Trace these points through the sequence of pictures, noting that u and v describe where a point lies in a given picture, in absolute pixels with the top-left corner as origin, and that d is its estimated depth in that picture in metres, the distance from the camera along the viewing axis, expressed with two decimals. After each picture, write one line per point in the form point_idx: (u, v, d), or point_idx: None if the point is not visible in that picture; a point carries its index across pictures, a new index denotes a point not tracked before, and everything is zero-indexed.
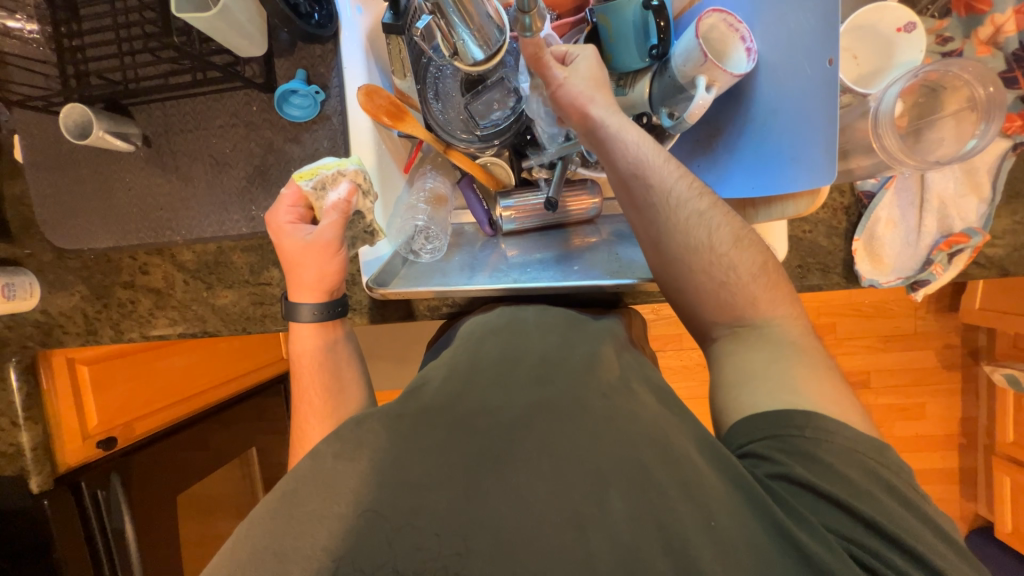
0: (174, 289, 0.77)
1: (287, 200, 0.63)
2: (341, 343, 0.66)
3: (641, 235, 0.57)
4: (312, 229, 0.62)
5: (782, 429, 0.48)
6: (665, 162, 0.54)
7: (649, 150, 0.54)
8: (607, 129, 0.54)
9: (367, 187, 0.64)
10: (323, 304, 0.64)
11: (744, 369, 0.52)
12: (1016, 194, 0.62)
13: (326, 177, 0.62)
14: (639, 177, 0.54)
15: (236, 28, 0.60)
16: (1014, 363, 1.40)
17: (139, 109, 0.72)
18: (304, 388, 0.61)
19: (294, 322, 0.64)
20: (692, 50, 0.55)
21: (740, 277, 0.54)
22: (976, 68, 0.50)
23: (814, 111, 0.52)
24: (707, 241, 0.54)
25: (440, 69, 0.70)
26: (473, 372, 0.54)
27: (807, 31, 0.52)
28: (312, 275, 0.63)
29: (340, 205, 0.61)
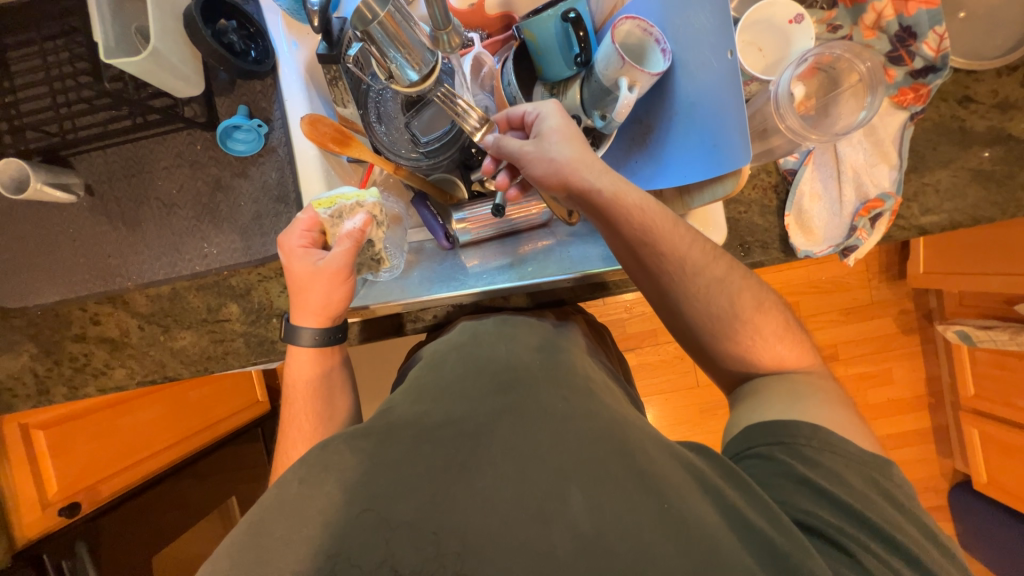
0: (129, 337, 0.75)
1: (302, 225, 0.63)
2: (336, 368, 0.68)
3: (643, 284, 0.60)
4: (324, 254, 0.63)
5: (774, 423, 0.52)
6: (663, 217, 0.56)
7: (643, 207, 0.55)
8: (595, 191, 0.55)
9: (382, 219, 0.66)
10: (324, 329, 0.65)
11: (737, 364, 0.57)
12: (921, 160, 0.68)
13: (345, 207, 0.63)
14: (633, 231, 0.56)
15: (170, 69, 0.61)
16: (962, 320, 1.49)
17: (79, 159, 0.71)
18: (295, 414, 0.64)
19: (293, 345, 0.65)
20: (611, 55, 0.59)
21: (743, 311, 0.57)
22: (856, 48, 0.56)
23: (726, 99, 0.56)
24: (707, 287, 0.57)
25: (380, 92, 0.71)
26: (448, 387, 0.56)
27: (708, 29, 0.57)
28: (319, 300, 0.63)
29: (354, 234, 0.62)
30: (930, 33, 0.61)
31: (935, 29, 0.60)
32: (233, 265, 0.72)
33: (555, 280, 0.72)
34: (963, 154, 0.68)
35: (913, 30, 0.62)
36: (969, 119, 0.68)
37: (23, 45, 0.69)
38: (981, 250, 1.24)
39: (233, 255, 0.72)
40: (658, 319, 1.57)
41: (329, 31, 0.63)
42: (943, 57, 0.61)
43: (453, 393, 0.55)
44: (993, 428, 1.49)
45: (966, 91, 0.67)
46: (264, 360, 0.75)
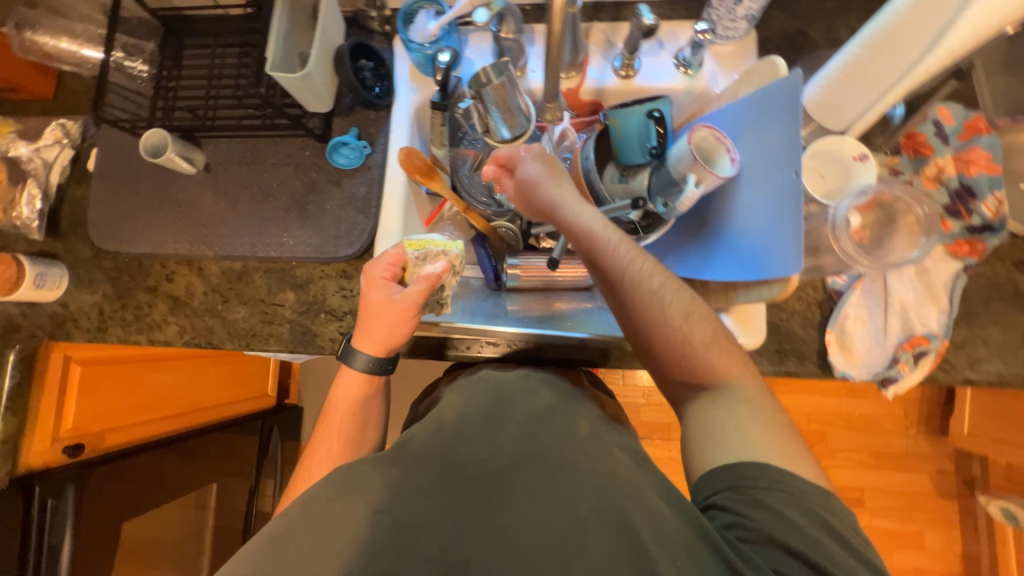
0: (192, 299, 0.81)
1: (388, 258, 0.69)
2: (376, 398, 0.74)
3: (617, 314, 0.63)
4: (399, 289, 0.68)
5: (746, 478, 0.52)
6: (624, 249, 0.59)
7: (610, 239, 0.60)
8: (569, 224, 0.62)
9: (458, 269, 0.71)
10: (377, 357, 0.70)
11: (717, 424, 0.57)
12: (973, 310, 0.69)
13: (431, 252, 0.70)
14: (598, 266, 0.61)
15: (313, 89, 0.72)
16: (1006, 496, 1.36)
17: (208, 142, 0.84)
18: (330, 432, 0.71)
19: (346, 365, 0.71)
20: (685, 153, 0.66)
21: (696, 346, 0.59)
22: (914, 193, 0.61)
23: (785, 212, 0.58)
24: (665, 316, 0.59)
25: (473, 142, 0.81)
26: (468, 432, 0.58)
27: (778, 147, 0.61)
28: (382, 330, 0.68)
29: (430, 278, 0.67)
30: (989, 196, 0.65)
31: (993, 192, 0.65)
32: (303, 257, 0.79)
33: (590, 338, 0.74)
34: (1015, 314, 0.68)
35: (972, 189, 0.66)
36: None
37: (199, 48, 0.84)
38: None
39: (306, 248, 0.79)
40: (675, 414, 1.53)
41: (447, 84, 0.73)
42: (1001, 219, 0.64)
43: (477, 438, 0.57)
44: None
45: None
46: (301, 350, 0.78)
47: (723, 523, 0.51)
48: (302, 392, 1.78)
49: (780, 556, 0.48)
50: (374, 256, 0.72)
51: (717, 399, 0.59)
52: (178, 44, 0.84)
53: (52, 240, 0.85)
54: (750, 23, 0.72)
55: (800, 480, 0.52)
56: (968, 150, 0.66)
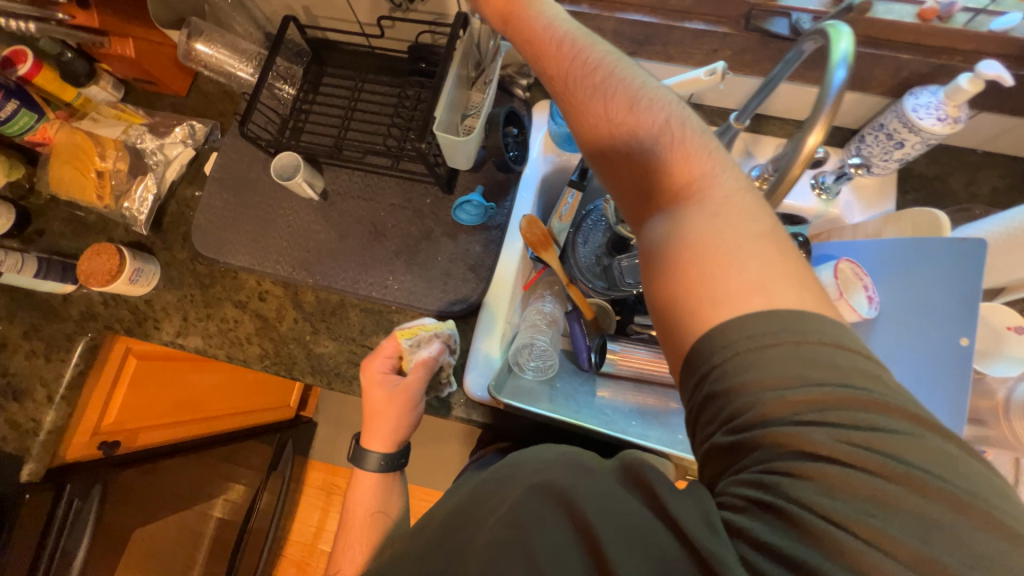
0: (281, 323, 0.79)
1: (385, 351, 0.69)
2: (394, 494, 0.69)
3: (631, 194, 0.47)
4: (398, 378, 0.68)
5: (770, 341, 0.36)
6: (642, 111, 0.46)
7: (625, 98, 0.47)
8: (581, 74, 0.50)
9: (453, 348, 0.73)
10: (389, 454, 0.68)
11: (676, 279, 0.41)
12: None
13: (423, 336, 0.70)
14: (608, 131, 0.47)
15: (466, 151, 0.71)
16: None
17: (330, 169, 0.84)
18: (351, 541, 0.64)
19: (358, 469, 0.68)
20: (826, 287, 0.63)
21: (747, 237, 0.40)
22: None
23: (942, 376, 0.56)
24: (695, 191, 0.42)
25: (596, 223, 0.81)
26: (480, 487, 0.45)
27: (937, 304, 0.59)
28: (388, 426, 0.67)
29: (427, 361, 0.68)
30: None
31: None
32: (404, 304, 0.77)
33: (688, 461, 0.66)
34: None
35: None
36: None
37: (340, 77, 0.85)
38: None
39: (409, 296, 0.77)
40: None
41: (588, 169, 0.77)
42: None
43: (469, 533, 0.41)
44: None
45: None
46: None
47: (790, 479, 0.34)
48: (321, 406, 1.72)
49: (882, 491, 0.33)
50: (369, 354, 0.72)
51: (679, 214, 0.42)
52: (321, 70, 0.85)
53: (154, 235, 0.84)
54: (899, 164, 0.73)
55: (886, 425, 0.34)
56: None
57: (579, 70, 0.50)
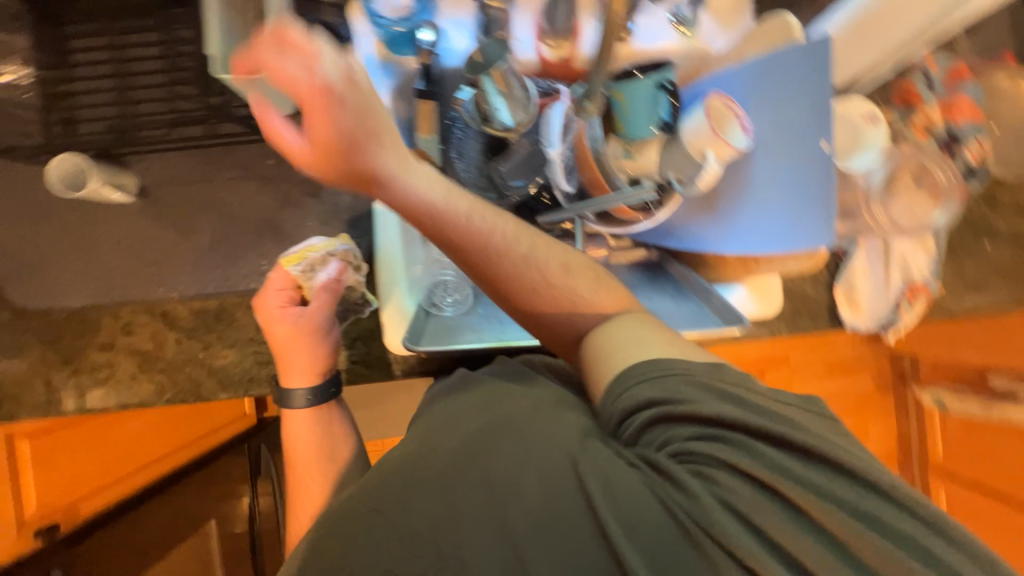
0: (164, 350, 0.69)
1: (277, 285, 0.64)
2: (335, 422, 0.68)
3: (483, 264, 0.49)
4: (301, 309, 0.64)
5: (677, 343, 0.50)
6: (447, 197, 0.46)
7: (433, 189, 0.45)
8: (387, 174, 0.43)
9: (357, 262, 0.69)
10: (314, 385, 0.66)
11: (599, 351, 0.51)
12: (952, 249, 0.76)
13: (315, 259, 0.65)
14: (427, 213, 0.45)
15: (273, 89, 0.57)
16: (937, 384, 1.59)
17: (136, 160, 0.68)
18: (300, 478, 0.64)
19: (288, 407, 0.66)
20: (702, 127, 0.63)
21: (584, 297, 0.52)
22: (933, 159, 0.65)
23: (817, 185, 0.58)
24: (541, 275, 0.51)
25: (463, 130, 0.68)
26: (428, 426, 0.51)
27: (797, 116, 0.60)
28: (302, 361, 0.64)
29: (330, 285, 0.64)
30: (974, 143, 0.68)
31: (978, 139, 0.68)
32: None
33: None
34: (986, 249, 0.76)
35: (958, 138, 0.68)
36: (994, 218, 0.76)
37: (91, 34, 0.66)
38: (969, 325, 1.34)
39: None
40: None
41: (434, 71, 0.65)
42: (983, 164, 0.68)
43: (423, 465, 0.45)
44: (960, 488, 1.59)
45: (993, 193, 0.75)
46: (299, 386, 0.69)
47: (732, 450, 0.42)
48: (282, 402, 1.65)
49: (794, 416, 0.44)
50: (261, 290, 0.66)
51: (619, 320, 0.51)
52: (60, 33, 0.66)
53: None
54: None
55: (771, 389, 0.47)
56: (954, 99, 0.68)
57: (415, 211, 0.45)
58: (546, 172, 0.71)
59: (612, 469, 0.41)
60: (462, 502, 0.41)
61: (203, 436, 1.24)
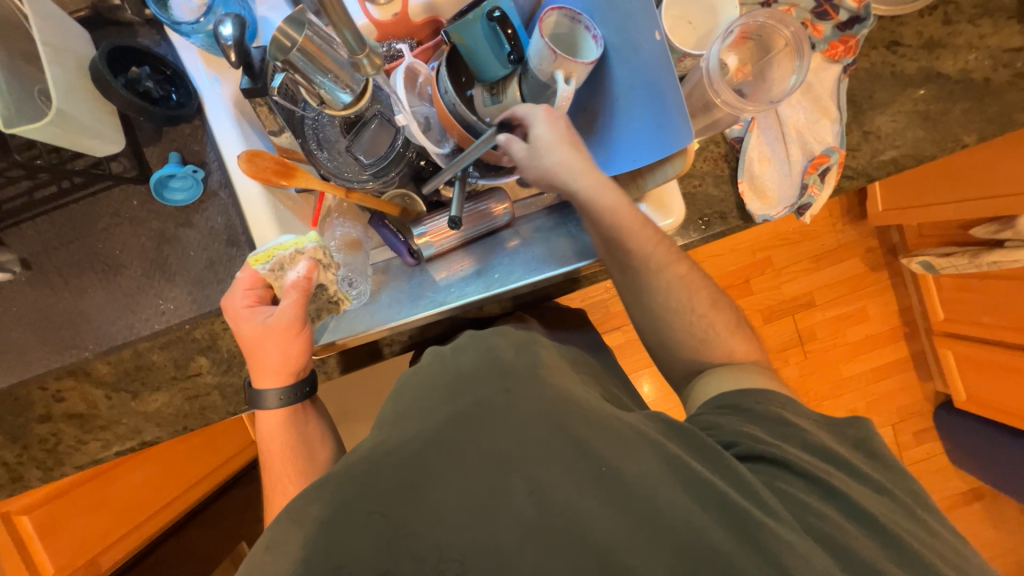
0: (98, 408, 0.72)
1: (243, 285, 0.61)
2: (312, 423, 0.64)
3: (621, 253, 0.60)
4: (271, 310, 0.60)
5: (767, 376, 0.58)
6: (625, 211, 0.58)
7: (620, 213, 0.58)
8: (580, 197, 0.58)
9: (328, 260, 0.62)
10: (288, 387, 0.62)
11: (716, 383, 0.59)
12: (860, 109, 0.70)
13: (284, 257, 0.60)
14: (611, 237, 0.59)
15: (82, 130, 0.57)
16: (925, 250, 1.53)
17: (9, 234, 0.68)
18: (277, 478, 0.61)
19: (258, 408, 0.62)
20: (542, 50, 0.58)
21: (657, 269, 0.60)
22: (777, 15, 0.56)
23: (663, 83, 0.59)
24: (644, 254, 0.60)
25: (316, 119, 0.69)
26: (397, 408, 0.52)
27: (632, 10, 0.58)
28: (275, 360, 0.60)
29: (300, 283, 0.60)
30: None
31: None
32: (193, 317, 0.69)
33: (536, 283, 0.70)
34: (898, 99, 0.70)
35: None
36: (899, 64, 0.70)
37: None
38: (941, 180, 1.27)
39: (191, 307, 0.69)
40: None
41: (249, 63, 0.59)
42: (866, 7, 0.63)
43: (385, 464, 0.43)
44: (967, 347, 1.54)
45: (892, 37, 0.69)
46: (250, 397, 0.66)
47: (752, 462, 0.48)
48: None
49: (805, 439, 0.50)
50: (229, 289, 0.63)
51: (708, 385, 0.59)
52: None
53: None
54: None
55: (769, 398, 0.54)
56: None
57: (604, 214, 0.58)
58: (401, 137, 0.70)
59: (614, 456, 0.44)
60: (439, 500, 0.41)
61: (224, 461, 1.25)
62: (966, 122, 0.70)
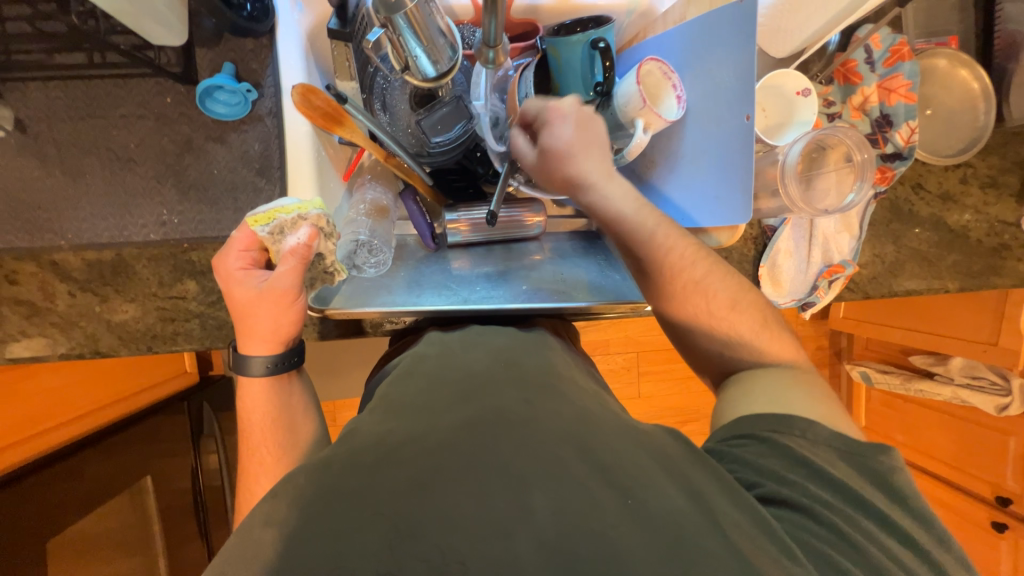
0: (55, 303, 0.65)
1: (239, 244, 0.56)
2: (296, 394, 0.60)
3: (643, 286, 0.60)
4: (267, 275, 0.56)
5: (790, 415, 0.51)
6: (647, 216, 0.58)
7: (626, 204, 0.58)
8: (589, 197, 0.58)
9: (330, 229, 0.59)
10: (276, 355, 0.58)
11: (747, 388, 0.55)
12: (875, 232, 0.78)
13: (286, 221, 0.55)
14: (627, 246, 0.58)
15: (150, 12, 0.54)
16: (866, 362, 1.69)
17: (9, 87, 0.60)
18: (254, 446, 0.56)
19: (243, 376, 0.58)
20: (633, 95, 0.60)
21: (715, 303, 0.58)
22: (854, 135, 0.61)
23: (735, 162, 0.58)
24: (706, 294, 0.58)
25: (388, 80, 0.68)
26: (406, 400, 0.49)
27: (729, 86, 0.58)
28: (267, 326, 0.56)
29: (299, 250, 0.54)
30: (903, 125, 0.69)
31: (908, 122, 0.68)
32: (196, 238, 0.64)
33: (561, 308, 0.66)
34: (907, 234, 0.78)
35: (890, 118, 0.69)
36: (917, 204, 0.78)
37: None
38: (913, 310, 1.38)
39: (197, 226, 0.64)
40: (614, 331, 1.59)
41: (344, 5, 0.58)
42: (911, 148, 0.68)
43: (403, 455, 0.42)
44: None
45: (918, 180, 0.77)
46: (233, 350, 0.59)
47: (790, 496, 0.44)
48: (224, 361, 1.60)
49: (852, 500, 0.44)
50: (223, 248, 0.58)
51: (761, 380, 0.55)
52: None
53: None
54: None
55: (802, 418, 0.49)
56: (890, 79, 0.69)
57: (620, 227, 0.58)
58: (471, 126, 0.70)
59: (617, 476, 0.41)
60: None
61: (146, 388, 1.21)
62: (952, 271, 0.79)
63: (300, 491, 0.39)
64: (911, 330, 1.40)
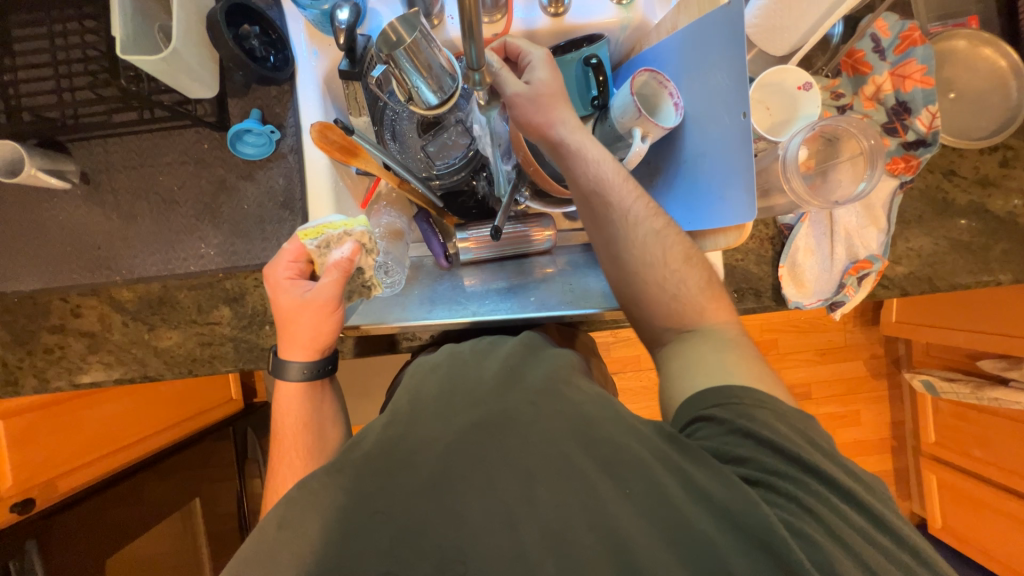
0: (111, 332, 0.72)
1: (289, 256, 0.60)
2: (327, 402, 0.65)
3: (600, 247, 0.60)
4: (311, 285, 0.59)
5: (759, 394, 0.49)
6: (624, 182, 0.58)
7: (609, 168, 0.58)
8: (568, 145, 0.58)
9: (371, 245, 0.63)
10: (312, 362, 0.62)
11: (682, 366, 0.54)
12: (906, 224, 0.73)
13: (332, 236, 0.60)
14: (596, 193, 0.58)
15: (186, 70, 0.61)
16: (928, 370, 1.54)
17: (77, 145, 0.69)
18: (284, 452, 0.60)
19: (280, 379, 0.62)
20: (628, 105, 0.61)
21: (690, 291, 0.57)
22: (858, 123, 0.59)
23: (735, 159, 0.57)
24: (663, 258, 0.57)
25: (396, 112, 0.72)
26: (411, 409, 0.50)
27: (723, 86, 0.58)
28: (308, 334, 0.60)
29: (342, 264, 0.58)
30: (923, 111, 0.66)
31: (928, 107, 0.65)
32: (229, 267, 0.70)
33: (576, 313, 0.68)
34: (945, 224, 0.73)
35: (908, 105, 0.67)
36: (951, 192, 0.73)
37: (30, 25, 0.67)
38: (972, 309, 1.26)
39: (230, 257, 0.70)
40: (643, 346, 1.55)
41: (353, 48, 0.63)
42: (935, 133, 0.65)
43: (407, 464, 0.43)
44: (949, 474, 1.55)
45: (951, 166, 0.73)
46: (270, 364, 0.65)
47: (758, 474, 0.43)
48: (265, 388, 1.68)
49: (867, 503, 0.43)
50: (274, 256, 0.62)
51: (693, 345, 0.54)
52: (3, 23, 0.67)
53: None
54: None
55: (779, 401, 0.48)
56: (903, 65, 0.66)
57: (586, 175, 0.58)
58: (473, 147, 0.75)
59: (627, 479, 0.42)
60: (447, 516, 0.40)
61: (197, 414, 1.28)
62: (1003, 261, 0.73)
63: (309, 495, 0.41)
64: (975, 331, 1.27)
